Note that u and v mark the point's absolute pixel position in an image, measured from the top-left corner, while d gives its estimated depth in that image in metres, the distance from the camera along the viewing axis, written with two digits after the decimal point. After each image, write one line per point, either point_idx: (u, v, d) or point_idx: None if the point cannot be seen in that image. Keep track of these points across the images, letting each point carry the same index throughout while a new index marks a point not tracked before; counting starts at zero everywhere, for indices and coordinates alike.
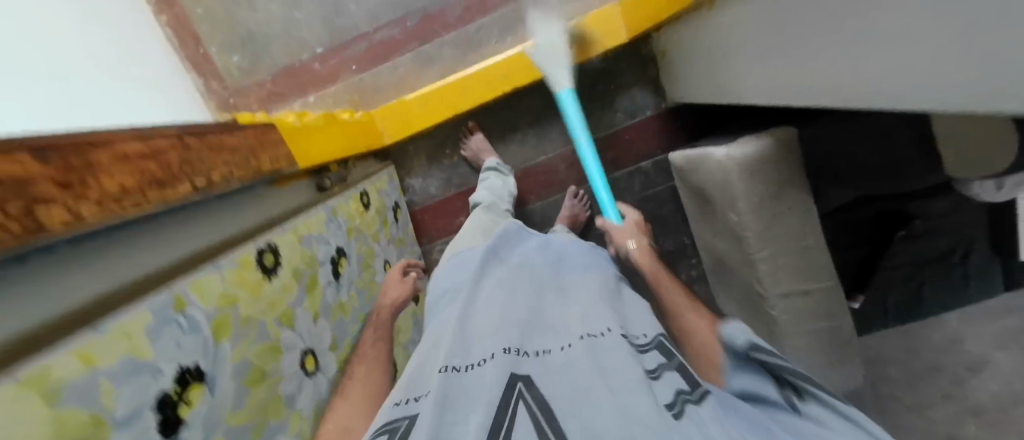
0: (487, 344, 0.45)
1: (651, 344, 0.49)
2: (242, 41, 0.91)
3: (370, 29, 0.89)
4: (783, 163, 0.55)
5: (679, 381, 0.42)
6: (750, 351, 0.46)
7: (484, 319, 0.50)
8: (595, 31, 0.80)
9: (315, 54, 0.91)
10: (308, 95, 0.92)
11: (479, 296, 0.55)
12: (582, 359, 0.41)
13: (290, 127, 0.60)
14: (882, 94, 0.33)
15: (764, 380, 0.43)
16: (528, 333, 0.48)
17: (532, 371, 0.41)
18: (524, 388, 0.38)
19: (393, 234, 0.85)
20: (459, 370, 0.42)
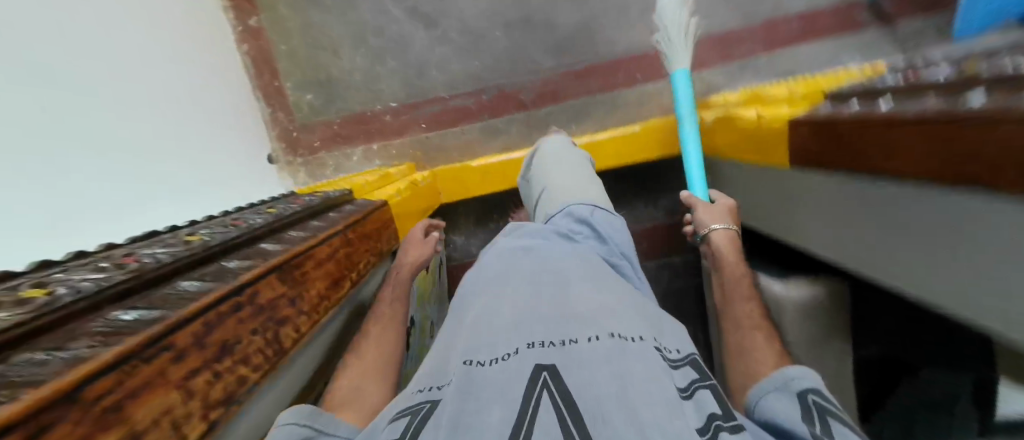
0: (515, 327, 0.34)
1: (681, 359, 0.36)
2: (319, 81, 0.94)
3: (443, 97, 0.94)
4: (829, 308, 0.62)
5: (711, 401, 0.30)
6: (808, 399, 0.35)
7: (516, 293, 0.39)
8: (657, 138, 0.88)
9: (388, 107, 0.95)
10: (373, 143, 0.96)
11: (502, 275, 0.43)
12: (625, 359, 0.30)
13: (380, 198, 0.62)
14: (934, 306, 0.39)
15: (811, 428, 0.31)
16: (552, 314, 0.35)
17: (570, 360, 0.30)
18: (551, 379, 0.28)
19: (439, 293, 0.87)
20: (481, 364, 0.31)
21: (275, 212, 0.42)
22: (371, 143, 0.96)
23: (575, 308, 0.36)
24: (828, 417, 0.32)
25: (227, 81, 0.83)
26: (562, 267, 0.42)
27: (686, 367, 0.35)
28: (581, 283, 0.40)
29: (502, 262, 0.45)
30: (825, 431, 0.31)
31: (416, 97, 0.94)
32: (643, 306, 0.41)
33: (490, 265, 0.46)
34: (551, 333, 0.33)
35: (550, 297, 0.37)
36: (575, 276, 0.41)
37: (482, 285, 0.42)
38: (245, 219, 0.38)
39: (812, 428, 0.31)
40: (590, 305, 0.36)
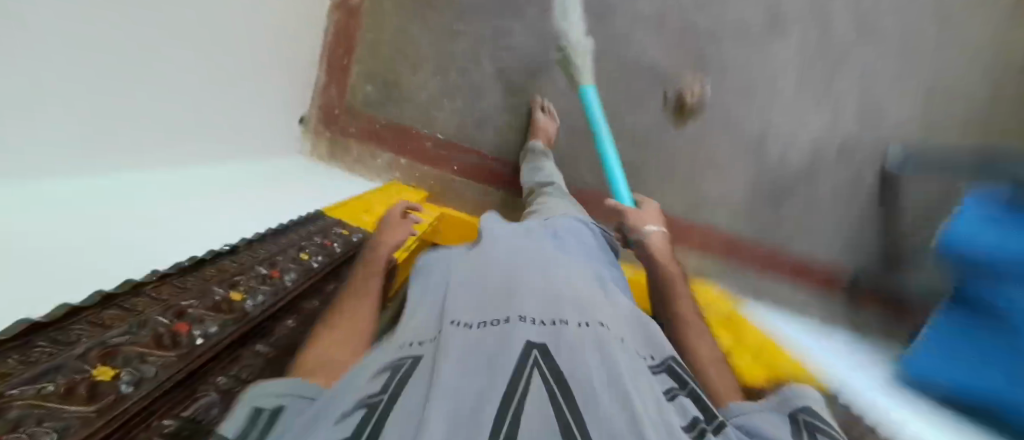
0: (510, 299, 0.35)
1: (658, 366, 0.36)
2: (385, 80, 0.94)
3: (478, 150, 0.97)
4: None
5: (692, 405, 0.32)
6: (799, 418, 0.32)
7: (512, 272, 0.39)
8: None
9: (434, 136, 0.97)
10: (402, 158, 0.97)
11: (501, 256, 0.42)
12: (614, 350, 0.31)
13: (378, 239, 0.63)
14: None
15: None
16: (541, 295, 0.36)
17: (565, 346, 0.30)
18: (540, 356, 0.28)
19: None
20: (468, 327, 0.32)
21: (307, 260, 0.44)
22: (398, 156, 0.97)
23: (562, 291, 0.37)
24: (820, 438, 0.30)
25: (300, 42, 0.81)
26: (556, 260, 0.44)
27: (667, 375, 0.35)
28: (578, 280, 0.41)
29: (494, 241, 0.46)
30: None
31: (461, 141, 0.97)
32: (639, 323, 0.41)
33: (492, 246, 0.45)
34: (542, 314, 0.33)
35: (544, 279, 0.39)
36: (570, 272, 0.43)
37: (478, 262, 0.42)
38: (281, 269, 0.39)
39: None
40: (576, 292, 0.38)
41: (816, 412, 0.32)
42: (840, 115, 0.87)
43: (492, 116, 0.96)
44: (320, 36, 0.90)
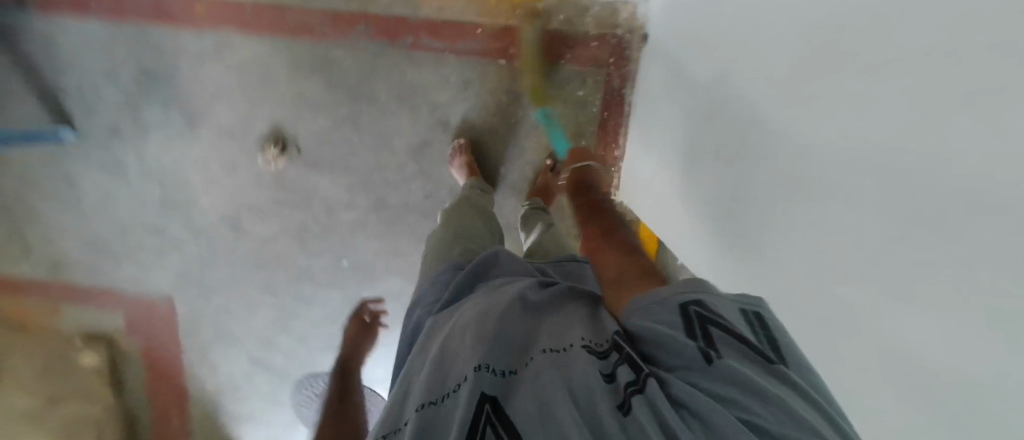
0: (455, 365, 0.36)
1: (604, 343, 0.37)
2: (553, 111, 0.94)
3: (458, 56, 0.91)
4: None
5: (623, 373, 0.32)
6: (690, 314, 0.35)
7: (450, 345, 0.39)
8: None
9: (507, 59, 0.91)
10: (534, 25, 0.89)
11: (466, 304, 0.47)
12: (549, 369, 0.34)
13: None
14: None
15: (696, 339, 0.32)
16: (469, 347, 0.37)
17: (507, 392, 0.33)
18: (493, 415, 0.30)
19: None
20: (432, 401, 0.33)
21: None
22: (530, 22, 0.89)
23: (524, 333, 0.40)
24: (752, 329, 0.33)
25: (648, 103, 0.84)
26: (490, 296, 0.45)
27: (610, 351, 0.36)
28: (492, 315, 0.40)
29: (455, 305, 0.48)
30: (711, 345, 0.32)
31: (461, 64, 0.92)
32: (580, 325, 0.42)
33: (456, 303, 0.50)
34: (452, 377, 0.35)
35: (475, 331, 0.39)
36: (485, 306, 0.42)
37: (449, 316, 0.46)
38: None
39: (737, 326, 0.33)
40: (536, 326, 0.41)
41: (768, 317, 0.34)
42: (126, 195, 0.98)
43: (440, 108, 0.95)
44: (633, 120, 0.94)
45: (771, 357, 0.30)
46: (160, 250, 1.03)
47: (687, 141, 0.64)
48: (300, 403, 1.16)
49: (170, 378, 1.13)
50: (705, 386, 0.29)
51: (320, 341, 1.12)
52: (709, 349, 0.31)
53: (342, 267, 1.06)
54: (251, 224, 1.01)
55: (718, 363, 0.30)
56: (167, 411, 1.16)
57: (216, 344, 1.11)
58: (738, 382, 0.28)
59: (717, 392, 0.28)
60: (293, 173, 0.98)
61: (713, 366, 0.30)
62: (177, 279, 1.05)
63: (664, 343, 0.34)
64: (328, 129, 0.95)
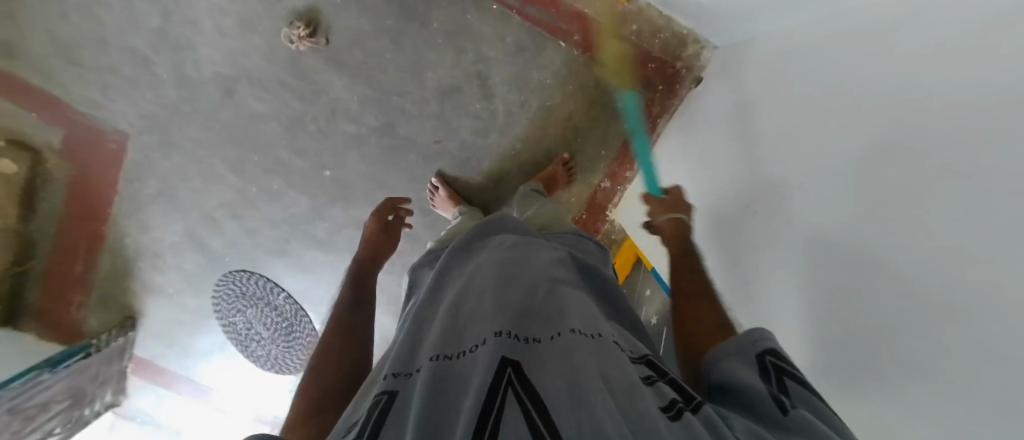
0: (477, 332, 0.42)
1: (642, 359, 0.42)
2: (587, 114, 0.95)
3: (524, 19, 0.89)
4: None
5: (668, 388, 0.35)
6: (768, 366, 0.38)
7: (471, 315, 0.45)
8: None
9: (569, 44, 0.90)
10: (607, 23, 0.88)
11: (478, 276, 0.53)
12: (576, 350, 0.37)
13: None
14: None
15: (768, 386, 0.36)
16: (491, 317, 0.43)
17: (525, 360, 0.37)
18: (512, 372, 0.35)
19: None
20: (450, 355, 0.40)
21: None
22: (605, 18, 0.88)
23: (547, 315, 0.45)
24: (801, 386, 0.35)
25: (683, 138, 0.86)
26: (516, 277, 0.51)
27: (648, 366, 0.40)
28: (517, 296, 0.47)
29: (475, 276, 0.53)
30: (784, 395, 0.34)
31: (523, 29, 0.89)
32: (610, 323, 0.46)
33: (467, 272, 0.56)
34: (473, 338, 0.41)
35: (496, 307, 0.44)
36: (508, 285, 0.49)
37: (460, 287, 0.52)
38: None
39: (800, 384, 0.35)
40: (556, 309, 0.46)
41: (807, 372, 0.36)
42: (121, 10, 0.88)
43: (485, 62, 0.92)
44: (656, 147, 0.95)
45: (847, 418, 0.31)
46: (135, 81, 0.92)
47: (734, 187, 0.66)
48: (224, 294, 1.08)
49: (92, 221, 1.03)
50: (782, 436, 0.30)
51: (268, 243, 1.05)
52: (785, 399, 0.33)
53: (322, 178, 1.00)
54: (247, 96, 0.93)
55: (793, 413, 0.31)
56: (74, 255, 1.05)
57: (155, 203, 1.01)
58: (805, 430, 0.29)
59: (789, 438, 0.29)
60: (313, 63, 0.91)
61: (788, 416, 0.31)
62: (140, 119, 0.95)
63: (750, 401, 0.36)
64: (366, 33, 0.90)
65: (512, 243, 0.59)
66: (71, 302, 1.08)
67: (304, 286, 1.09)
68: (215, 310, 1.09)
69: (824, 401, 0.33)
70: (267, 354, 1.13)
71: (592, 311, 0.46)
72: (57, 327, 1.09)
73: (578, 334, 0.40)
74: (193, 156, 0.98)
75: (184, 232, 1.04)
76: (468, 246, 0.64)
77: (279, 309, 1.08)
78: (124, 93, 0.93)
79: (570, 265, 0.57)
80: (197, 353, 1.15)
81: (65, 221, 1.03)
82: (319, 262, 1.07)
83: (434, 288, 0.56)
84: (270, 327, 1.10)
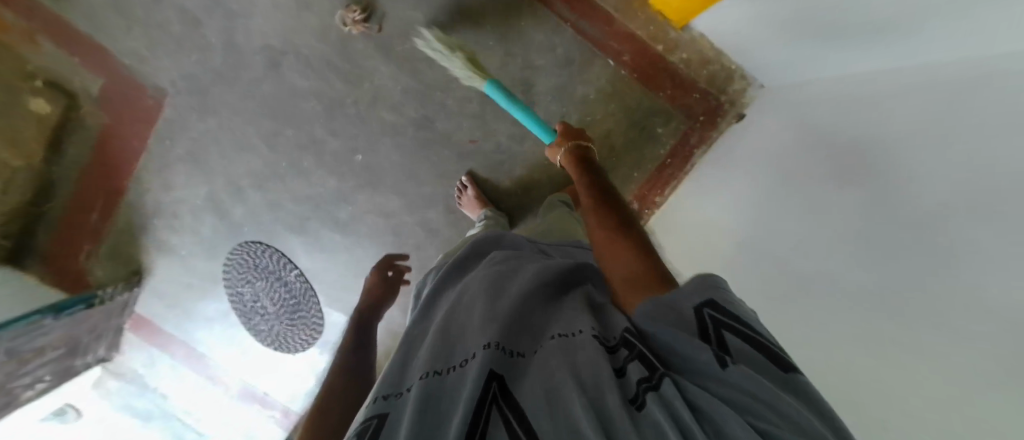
0: (465, 346, 0.41)
1: (617, 340, 0.39)
2: (625, 135, 0.95)
3: (576, 33, 0.90)
4: None
5: (631, 368, 0.34)
6: (704, 317, 0.34)
7: (461, 329, 0.45)
8: None
9: (616, 63, 0.91)
10: (657, 48, 0.89)
11: (467, 288, 0.52)
12: (559, 359, 0.37)
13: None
14: None
15: (708, 343, 0.33)
16: (477, 329, 0.42)
17: (510, 371, 0.36)
18: (498, 387, 0.34)
19: None
20: (437, 372, 0.38)
21: None
22: (657, 42, 0.89)
23: (533, 326, 0.44)
24: (731, 333, 0.33)
25: (719, 170, 0.86)
26: (503, 284, 0.50)
27: (623, 348, 0.38)
28: (503, 302, 0.46)
29: (467, 288, 0.52)
30: (726, 351, 0.32)
31: (573, 43, 0.90)
32: (597, 316, 0.46)
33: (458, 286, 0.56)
34: (461, 353, 0.40)
35: (483, 317, 0.44)
36: (496, 293, 0.48)
37: (451, 302, 0.52)
38: None
39: (736, 339, 0.32)
40: (543, 318, 0.45)
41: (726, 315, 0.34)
42: None
43: (532, 70, 0.92)
44: (691, 175, 0.96)
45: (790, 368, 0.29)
46: (182, 41, 0.93)
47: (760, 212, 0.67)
48: (235, 264, 1.08)
49: (115, 173, 1.02)
50: (716, 392, 0.29)
51: (288, 218, 1.04)
52: (722, 354, 0.31)
53: (352, 162, 0.99)
54: (292, 71, 0.94)
55: (732, 369, 0.29)
56: (91, 204, 1.04)
57: (182, 163, 1.01)
58: (745, 393, 0.27)
59: (728, 397, 0.28)
60: (363, 48, 0.92)
61: (726, 370, 0.30)
62: (181, 79, 0.95)
63: (672, 346, 0.34)
64: (418, 26, 0.90)
65: (501, 256, 0.59)
66: (78, 251, 1.06)
67: (317, 268, 1.08)
68: (224, 278, 1.09)
69: (780, 366, 0.29)
70: (269, 329, 1.12)
71: (575, 310, 0.45)
72: (61, 274, 1.07)
73: (561, 340, 0.40)
74: (228, 123, 0.98)
75: (207, 196, 1.03)
76: (461, 260, 0.63)
77: (289, 285, 1.09)
78: (170, 51, 0.93)
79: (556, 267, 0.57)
80: (198, 318, 1.13)
81: (89, 169, 1.02)
82: (336, 245, 1.06)
83: (427, 308, 0.55)
84: (277, 302, 1.10)
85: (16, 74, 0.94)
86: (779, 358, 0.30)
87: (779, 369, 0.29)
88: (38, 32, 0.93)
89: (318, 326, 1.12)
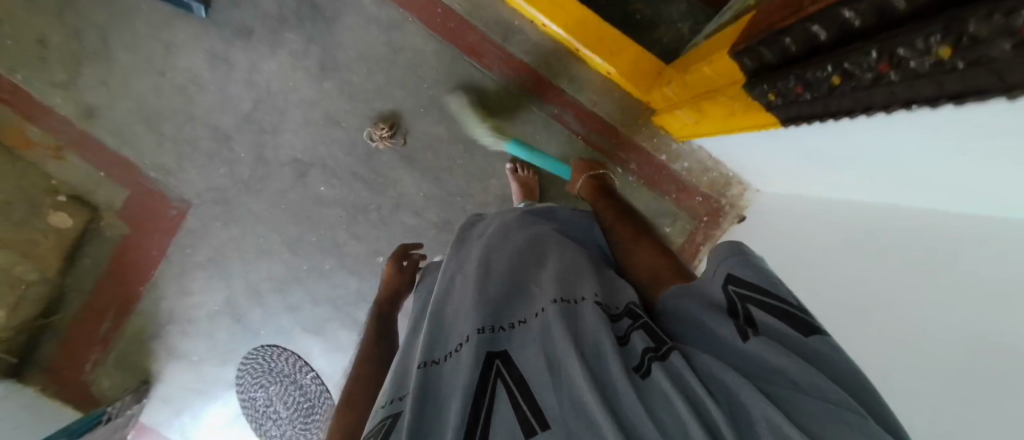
0: (458, 330, 0.42)
1: (623, 310, 0.42)
2: None
3: (586, 141, 0.98)
4: None
5: (641, 340, 0.36)
6: (728, 294, 0.37)
7: (455, 312, 0.44)
8: None
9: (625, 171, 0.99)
10: (659, 157, 0.98)
11: (461, 269, 0.51)
12: (554, 326, 0.38)
13: (727, 47, 0.55)
14: None
15: (734, 320, 0.35)
16: (470, 312, 0.43)
17: (510, 345, 0.39)
18: (500, 364, 0.37)
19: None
20: (437, 360, 0.40)
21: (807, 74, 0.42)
22: (659, 153, 0.98)
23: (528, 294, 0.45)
24: (749, 306, 0.35)
25: None
26: (492, 261, 0.50)
27: (627, 317, 0.41)
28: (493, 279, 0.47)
29: (461, 269, 0.51)
30: (750, 325, 0.34)
31: (584, 151, 0.98)
32: (592, 279, 0.47)
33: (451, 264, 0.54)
34: (458, 336, 0.41)
35: (475, 297, 0.44)
36: (486, 272, 0.48)
37: (444, 285, 0.50)
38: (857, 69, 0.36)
39: (756, 311, 0.35)
40: (535, 285, 0.46)
41: (741, 285, 0.37)
42: (216, 91, 0.93)
43: (547, 176, 0.99)
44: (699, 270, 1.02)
45: (815, 332, 0.32)
46: (211, 155, 0.96)
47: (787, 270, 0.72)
48: (249, 369, 1.06)
49: (131, 283, 1.02)
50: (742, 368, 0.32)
51: (307, 319, 1.04)
52: (746, 328, 0.34)
53: (374, 263, 1.02)
54: (318, 181, 0.98)
55: (754, 340, 0.32)
56: (103, 311, 1.03)
57: (201, 269, 1.02)
58: (766, 362, 0.31)
59: (754, 371, 0.31)
60: (389, 158, 0.97)
61: (749, 342, 0.32)
62: (207, 191, 0.98)
63: (700, 324, 0.37)
64: (441, 139, 0.97)
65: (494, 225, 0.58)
66: (85, 360, 1.04)
67: (334, 366, 1.07)
68: (237, 383, 1.07)
69: (802, 331, 0.32)
70: (281, 434, 1.08)
71: (568, 279, 0.46)
72: (68, 387, 1.04)
73: (561, 304, 0.41)
74: (251, 229, 1.00)
75: (225, 300, 1.03)
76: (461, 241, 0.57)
77: (305, 389, 1.07)
78: (198, 164, 0.96)
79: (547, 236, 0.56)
80: (206, 426, 1.09)
81: (106, 277, 1.02)
82: (355, 344, 1.05)
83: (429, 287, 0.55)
84: (292, 406, 1.08)
85: (38, 189, 0.94)
86: (799, 322, 0.33)
87: (799, 327, 0.32)
88: (64, 148, 0.95)
89: None
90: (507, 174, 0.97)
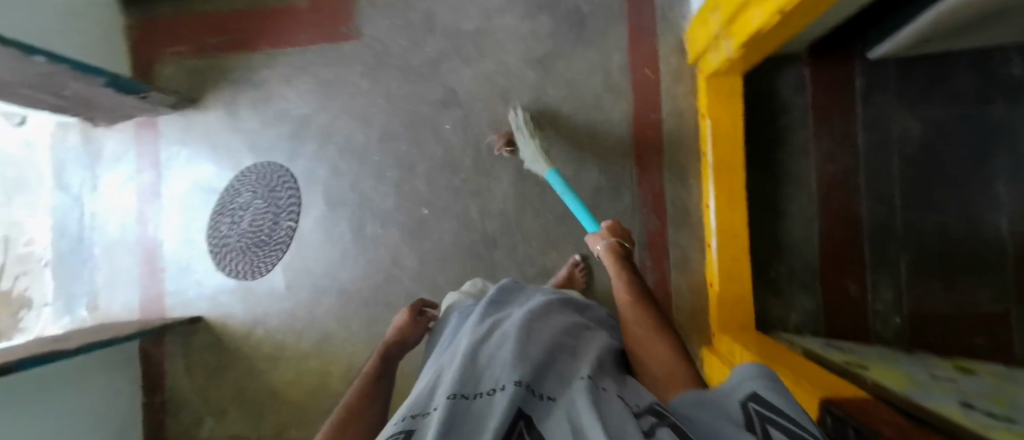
0: (494, 377, 0.36)
1: (644, 408, 0.33)
2: None
3: None
4: None
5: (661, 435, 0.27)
6: (747, 413, 0.30)
7: (492, 359, 0.40)
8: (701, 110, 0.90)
9: None
10: None
11: (500, 324, 0.48)
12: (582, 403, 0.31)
13: (820, 395, 0.55)
14: None
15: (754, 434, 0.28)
16: (508, 366, 0.37)
17: (538, 412, 0.32)
18: (521, 425, 0.30)
19: (890, 364, 0.67)
20: (468, 395, 0.33)
21: None
22: None
23: (564, 374, 0.39)
24: (769, 425, 0.28)
25: None
26: (536, 329, 0.45)
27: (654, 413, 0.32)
28: (537, 344, 0.42)
29: (503, 327, 0.47)
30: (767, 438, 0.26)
31: None
32: (622, 382, 0.40)
33: (483, 318, 0.51)
34: (494, 383, 0.35)
35: (519, 354, 0.39)
36: (530, 336, 0.43)
37: (477, 332, 0.47)
38: None
39: (777, 423, 0.27)
40: (569, 369, 0.40)
41: (762, 399, 0.30)
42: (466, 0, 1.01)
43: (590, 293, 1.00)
44: None
45: None
46: (411, 28, 1.02)
47: None
48: (258, 172, 1.08)
49: (260, 36, 1.07)
50: None
51: (333, 188, 1.06)
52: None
53: (416, 209, 1.04)
54: (451, 120, 1.02)
55: None
56: (226, 31, 1.08)
57: (313, 80, 1.06)
58: None
59: None
60: (509, 161, 1.01)
61: None
62: (380, 43, 1.03)
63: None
64: (554, 189, 1.00)
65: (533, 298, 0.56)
66: (176, 44, 1.09)
67: (310, 235, 1.07)
68: (242, 171, 1.08)
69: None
70: (225, 235, 1.07)
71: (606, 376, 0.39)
72: (148, 47, 1.09)
73: (594, 385, 0.35)
74: (373, 96, 1.04)
75: (302, 115, 1.06)
76: (497, 304, 0.56)
77: (275, 229, 1.07)
78: (397, 24, 1.03)
79: (587, 332, 0.52)
80: (185, 172, 1.10)
81: (255, 14, 1.08)
82: (340, 240, 1.06)
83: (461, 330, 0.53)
84: (253, 227, 1.06)
85: None
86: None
87: None
88: None
89: (260, 271, 1.07)
90: (569, 261, 0.98)
